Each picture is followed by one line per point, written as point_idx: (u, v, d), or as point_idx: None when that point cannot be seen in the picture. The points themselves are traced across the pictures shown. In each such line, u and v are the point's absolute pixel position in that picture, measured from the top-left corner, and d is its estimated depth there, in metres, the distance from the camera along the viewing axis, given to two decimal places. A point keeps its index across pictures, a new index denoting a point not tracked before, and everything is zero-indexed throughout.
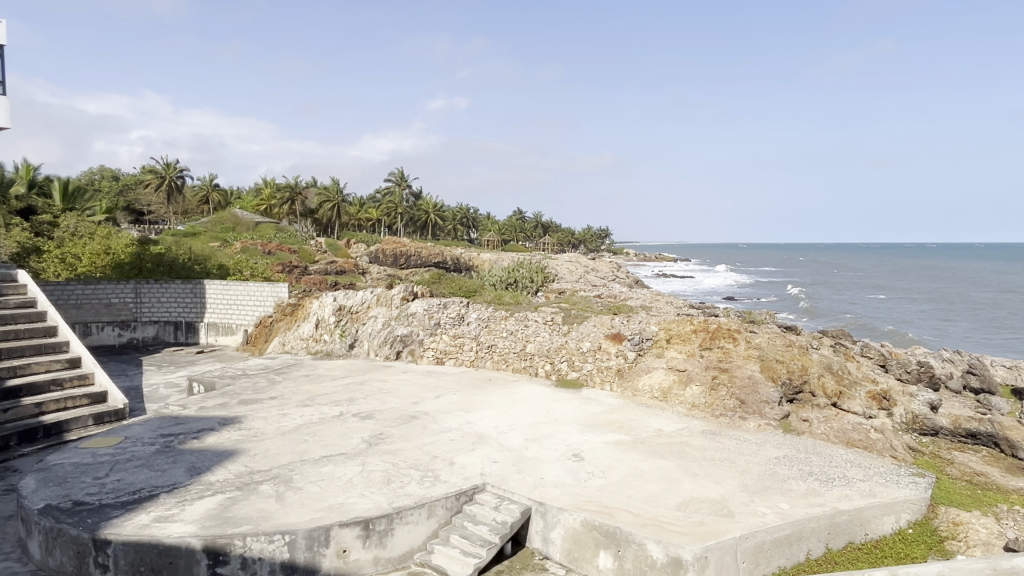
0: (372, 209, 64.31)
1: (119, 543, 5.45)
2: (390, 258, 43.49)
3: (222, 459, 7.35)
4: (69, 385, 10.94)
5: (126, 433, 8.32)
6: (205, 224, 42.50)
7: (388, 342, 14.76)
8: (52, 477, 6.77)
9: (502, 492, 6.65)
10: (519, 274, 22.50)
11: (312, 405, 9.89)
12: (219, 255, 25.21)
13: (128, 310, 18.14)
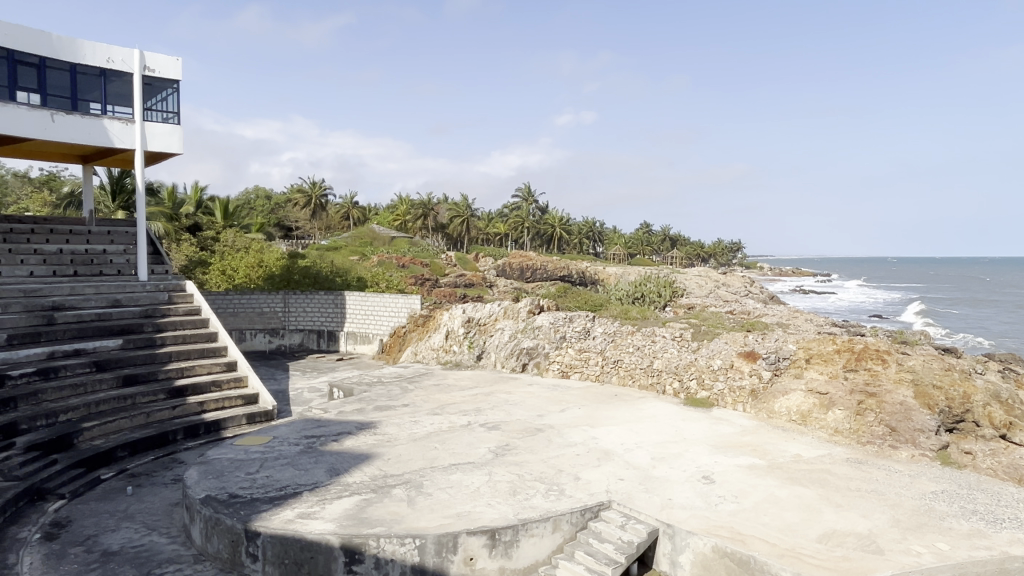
0: (499, 224, 65.82)
1: (267, 535, 5.87)
2: (517, 272, 44.31)
3: (359, 462, 7.74)
4: (226, 386, 11.99)
5: (274, 433, 8.96)
6: (346, 239, 45.33)
7: (515, 355, 14.98)
8: (211, 470, 7.42)
9: (628, 511, 6.51)
10: (647, 288, 22.08)
11: (441, 414, 10.21)
12: (359, 268, 26.66)
13: (277, 318, 19.69)
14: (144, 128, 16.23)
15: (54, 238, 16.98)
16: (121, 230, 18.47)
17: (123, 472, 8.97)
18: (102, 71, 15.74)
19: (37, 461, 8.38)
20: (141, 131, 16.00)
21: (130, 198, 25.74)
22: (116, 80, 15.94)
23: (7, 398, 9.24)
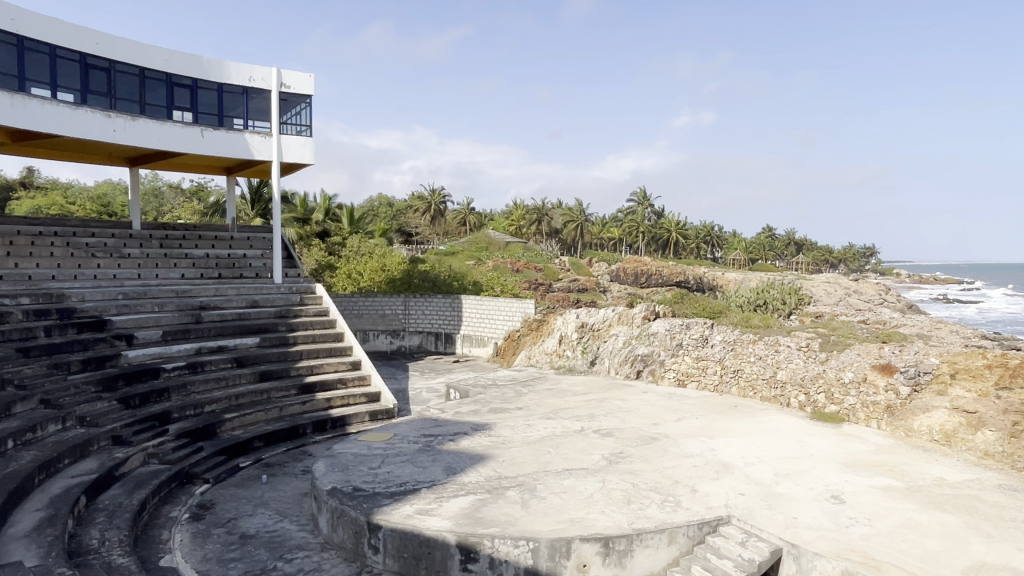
0: (614, 229, 65.23)
1: (388, 528, 6.12)
2: (631, 277, 43.70)
3: (475, 462, 7.91)
4: (351, 384, 12.63)
5: (395, 430, 9.33)
6: (463, 244, 46.50)
7: (629, 361, 14.78)
8: (337, 463, 7.85)
9: (749, 527, 6.24)
10: (770, 295, 21.12)
11: (555, 418, 10.24)
12: (475, 273, 27.28)
13: (397, 321, 20.57)
14: (281, 141, 17.64)
15: (203, 243, 18.58)
16: (259, 236, 19.93)
17: (259, 461, 9.64)
18: (244, 90, 17.30)
19: (187, 447, 9.19)
20: (278, 144, 17.45)
21: (267, 207, 27.74)
22: (256, 97, 17.46)
23: (163, 389, 10.21)
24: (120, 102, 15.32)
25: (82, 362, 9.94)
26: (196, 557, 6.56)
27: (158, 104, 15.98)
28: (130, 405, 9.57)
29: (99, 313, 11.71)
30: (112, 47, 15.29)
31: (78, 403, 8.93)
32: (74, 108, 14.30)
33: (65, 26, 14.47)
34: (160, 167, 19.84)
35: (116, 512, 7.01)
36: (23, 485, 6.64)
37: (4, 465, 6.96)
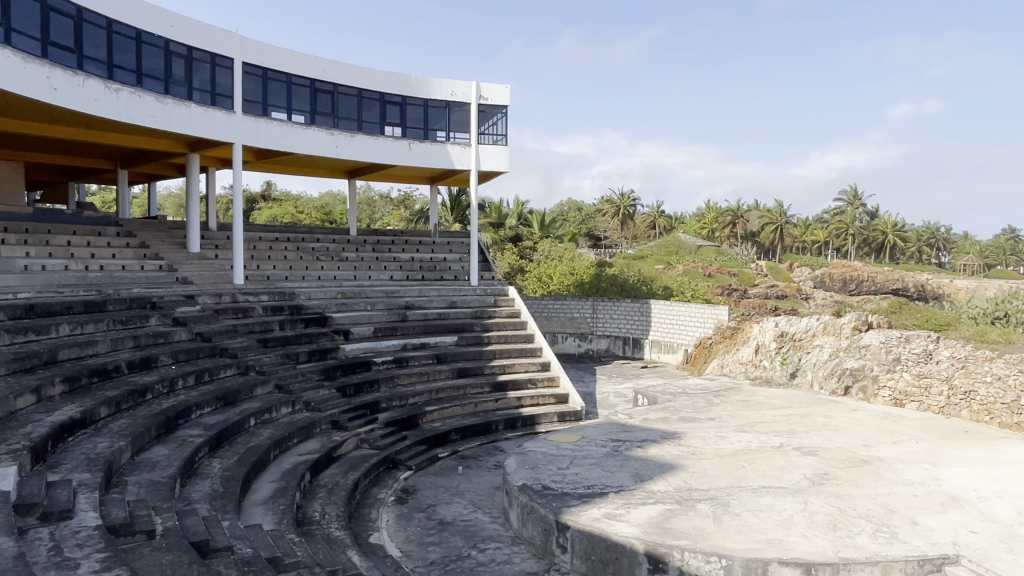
0: (819, 232, 60.45)
1: (576, 529, 6.20)
2: (838, 283, 40.20)
3: (664, 471, 7.74)
4: (541, 385, 12.96)
5: (583, 433, 9.43)
6: (653, 248, 45.75)
7: (835, 375, 13.63)
8: (527, 461, 8.09)
9: (983, 570, 5.46)
10: (1013, 306, 18.33)
11: (750, 432, 9.72)
12: (666, 277, 26.74)
13: (586, 324, 20.75)
14: (478, 150, 18.63)
15: (408, 248, 20.12)
16: (458, 241, 21.15)
17: (455, 453, 10.22)
18: (447, 103, 18.45)
19: (393, 435, 9.99)
20: (476, 154, 18.43)
21: (465, 213, 29.45)
22: (457, 110, 18.58)
23: (373, 380, 11.20)
24: (341, 121, 17.14)
25: (308, 353, 11.21)
26: (400, 537, 7.12)
27: (372, 121, 17.64)
28: (346, 393, 10.61)
29: (322, 310, 13.14)
30: (337, 72, 17.06)
31: (304, 389, 10.10)
32: (304, 127, 16.26)
33: (300, 56, 16.45)
34: (374, 178, 21.81)
35: (334, 490, 7.82)
36: (262, 458, 7.65)
37: (248, 440, 8.06)
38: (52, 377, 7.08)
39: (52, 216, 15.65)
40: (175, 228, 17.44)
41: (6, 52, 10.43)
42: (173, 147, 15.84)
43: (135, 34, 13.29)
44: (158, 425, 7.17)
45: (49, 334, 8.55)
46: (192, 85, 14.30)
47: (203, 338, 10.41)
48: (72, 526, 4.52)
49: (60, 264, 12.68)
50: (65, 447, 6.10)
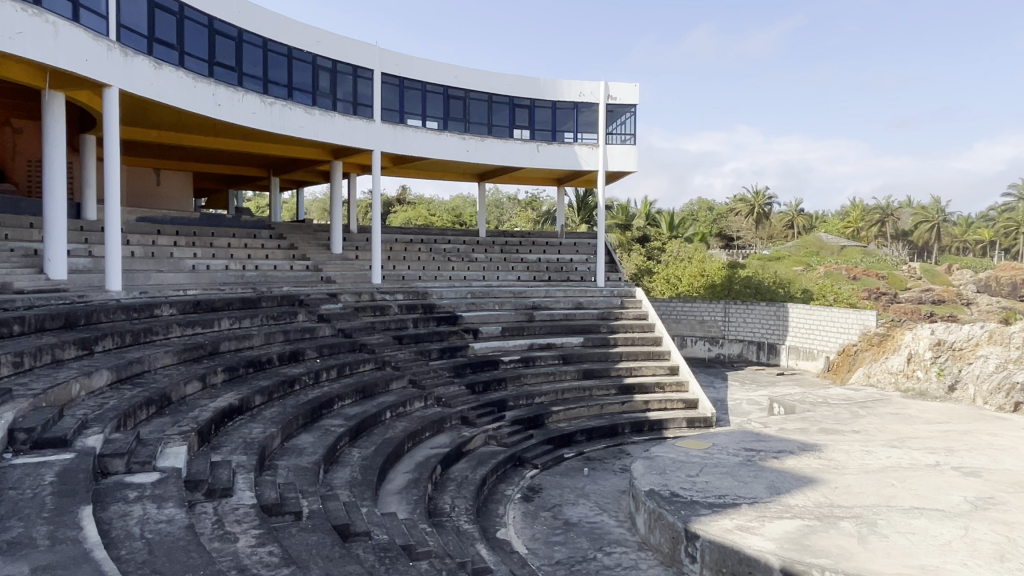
0: (983, 230, 54.78)
1: (706, 539, 6.00)
2: (1006, 287, 36.22)
3: (803, 485, 7.32)
4: (669, 389, 12.67)
5: (714, 440, 9.12)
6: (791, 249, 43.39)
7: (1002, 390, 12.31)
8: (655, 466, 7.94)
9: None
10: None
11: (901, 447, 8.97)
12: (804, 280, 25.33)
13: (717, 328, 20.02)
14: (606, 150, 18.53)
15: (536, 249, 20.35)
16: (585, 242, 21.12)
17: (581, 454, 10.21)
18: (575, 104, 18.50)
19: (520, 433, 10.13)
20: (603, 154, 18.32)
21: (592, 215, 29.46)
22: (586, 110, 18.59)
23: (501, 378, 11.42)
24: (472, 125, 17.63)
25: (440, 350, 11.62)
26: (527, 535, 7.21)
27: (502, 124, 18.00)
28: (475, 391, 10.90)
29: (453, 309, 13.56)
30: (469, 78, 17.56)
31: (436, 384, 10.47)
32: (438, 133, 16.87)
33: (435, 64, 17.07)
34: (502, 181, 22.26)
35: (463, 483, 8.05)
36: (397, 450, 8.02)
37: (384, 432, 8.48)
38: (215, 367, 7.79)
39: (215, 220, 17.21)
40: (320, 231, 18.65)
41: (180, 74, 11.78)
42: (319, 155, 16.95)
43: (287, 51, 14.38)
44: (305, 414, 7.70)
45: (213, 327, 9.44)
46: (336, 97, 15.27)
47: (344, 333, 11.06)
48: (233, 503, 4.96)
49: (223, 264, 13.95)
50: (226, 431, 6.70)
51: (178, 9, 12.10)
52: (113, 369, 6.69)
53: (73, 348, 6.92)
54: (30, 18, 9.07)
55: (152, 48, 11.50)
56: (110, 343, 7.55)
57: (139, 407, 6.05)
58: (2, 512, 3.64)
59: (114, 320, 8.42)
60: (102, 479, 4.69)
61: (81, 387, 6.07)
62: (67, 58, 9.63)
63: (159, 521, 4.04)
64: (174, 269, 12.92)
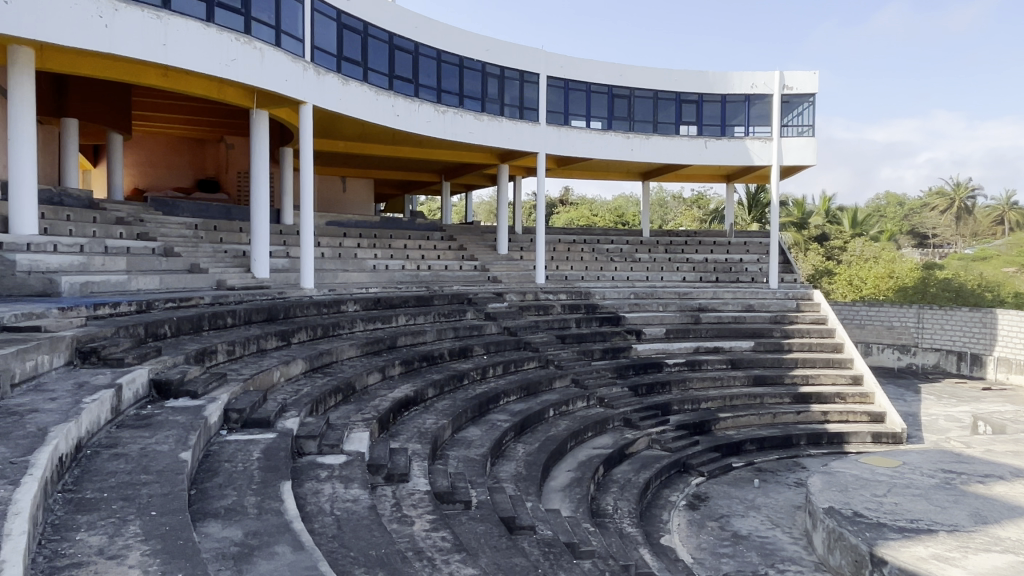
0: None
1: (895, 566, 5.47)
2: None
3: (1016, 515, 6.45)
4: (851, 400, 11.72)
5: (905, 459, 8.30)
6: (999, 248, 38.38)
7: None
8: (834, 482, 7.37)
9: None
10: None
11: None
12: (1018, 282, 22.26)
13: (909, 335, 18.09)
14: (781, 143, 17.49)
15: (702, 249, 19.65)
16: (756, 241, 20.07)
17: (752, 465, 9.72)
18: (746, 96, 17.70)
19: (685, 439, 9.83)
20: (777, 147, 17.33)
21: (763, 213, 27.88)
22: (758, 102, 17.71)
23: (665, 381, 11.17)
24: (637, 124, 17.41)
25: (602, 351, 11.58)
26: (692, 543, 7.00)
27: (668, 121, 17.60)
28: (638, 393, 10.74)
29: (615, 310, 13.47)
30: (634, 76, 17.36)
31: (599, 385, 10.46)
32: (602, 133, 16.84)
33: (600, 64, 17.06)
34: (668, 179, 21.77)
35: (626, 486, 7.97)
36: (560, 448, 8.12)
37: (547, 429, 8.63)
38: (393, 360, 8.35)
39: (392, 223, 18.42)
40: (487, 232, 19.32)
41: (364, 89, 12.82)
42: (487, 159, 17.57)
43: (458, 61, 15.07)
44: (473, 408, 8.03)
45: (391, 323, 10.12)
46: (504, 102, 15.76)
47: (510, 332, 11.38)
48: (409, 489, 5.28)
49: (399, 264, 14.88)
50: (402, 420, 7.16)
51: (363, 28, 13.12)
52: (307, 358, 7.39)
53: (275, 339, 7.73)
54: (242, 46, 10.30)
55: (341, 66, 12.56)
56: (305, 336, 8.35)
57: (329, 394, 6.63)
58: (220, 480, 4.14)
59: (307, 315, 9.30)
60: (298, 458, 5.19)
61: (281, 374, 6.77)
62: (271, 79, 10.80)
63: (346, 500, 4.41)
64: (358, 268, 13.99)
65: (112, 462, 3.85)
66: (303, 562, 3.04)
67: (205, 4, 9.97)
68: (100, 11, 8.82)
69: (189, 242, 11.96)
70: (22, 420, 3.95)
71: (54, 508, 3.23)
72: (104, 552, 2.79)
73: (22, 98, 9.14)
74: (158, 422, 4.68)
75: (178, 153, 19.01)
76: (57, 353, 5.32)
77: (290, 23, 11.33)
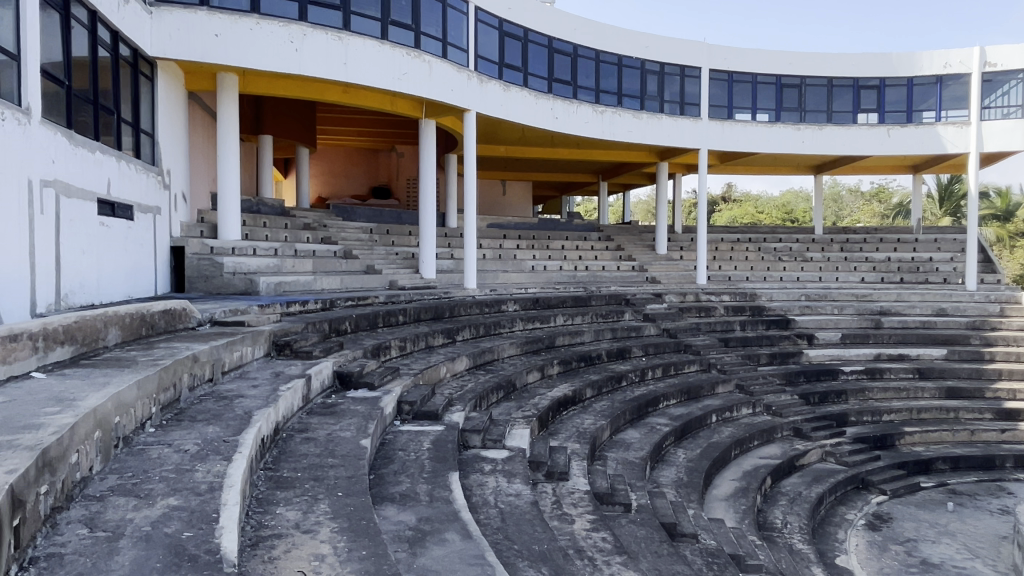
0: None
1: None
2: None
3: None
4: None
5: None
6: None
7: None
8: None
9: None
10: None
11: None
12: None
13: None
14: (981, 127, 15.60)
15: (883, 247, 18.01)
16: (949, 238, 18.06)
17: (944, 486, 8.73)
18: (939, 78, 16.10)
19: (864, 453, 9.05)
20: (977, 132, 15.49)
21: (959, 205, 25.30)
22: (953, 84, 16.01)
23: (841, 390, 10.36)
24: (809, 114, 16.31)
25: (769, 356, 10.99)
26: (873, 567, 6.41)
27: (845, 110, 16.34)
28: (810, 401, 10.06)
29: (784, 313, 12.71)
30: (806, 64, 16.29)
31: (766, 392, 9.91)
32: (770, 125, 15.97)
33: (768, 53, 16.17)
34: (844, 172, 20.20)
35: (796, 500, 7.49)
36: (724, 456, 7.82)
37: (710, 435, 8.35)
38: (552, 359, 8.48)
39: (550, 224, 18.68)
40: (645, 233, 19.02)
41: (524, 94, 13.15)
42: (646, 157, 17.29)
43: (617, 60, 14.98)
44: (632, 410, 7.94)
45: (549, 323, 10.28)
46: (663, 99, 15.42)
47: (670, 333, 11.12)
48: (569, 487, 5.33)
49: (557, 264, 15.05)
50: (561, 419, 7.24)
51: (523, 34, 13.44)
52: (471, 356, 7.71)
53: (441, 337, 8.14)
54: (412, 60, 10.94)
55: (502, 73, 12.95)
56: (468, 334, 8.70)
57: (491, 391, 6.86)
58: (394, 467, 4.44)
59: (470, 314, 9.69)
60: (464, 450, 5.43)
61: (446, 370, 7.11)
62: (438, 89, 11.36)
63: (509, 495, 4.54)
64: (517, 269, 14.33)
65: (304, 445, 4.25)
66: (471, 550, 3.17)
67: (380, 23, 10.70)
68: (291, 37, 9.78)
69: (365, 245, 12.89)
70: (231, 404, 4.47)
71: (258, 484, 3.63)
72: (299, 526, 3.09)
73: (229, 119, 10.34)
74: (341, 411, 5.11)
75: (355, 162, 20.56)
76: (258, 345, 5.97)
77: (455, 34, 11.87)
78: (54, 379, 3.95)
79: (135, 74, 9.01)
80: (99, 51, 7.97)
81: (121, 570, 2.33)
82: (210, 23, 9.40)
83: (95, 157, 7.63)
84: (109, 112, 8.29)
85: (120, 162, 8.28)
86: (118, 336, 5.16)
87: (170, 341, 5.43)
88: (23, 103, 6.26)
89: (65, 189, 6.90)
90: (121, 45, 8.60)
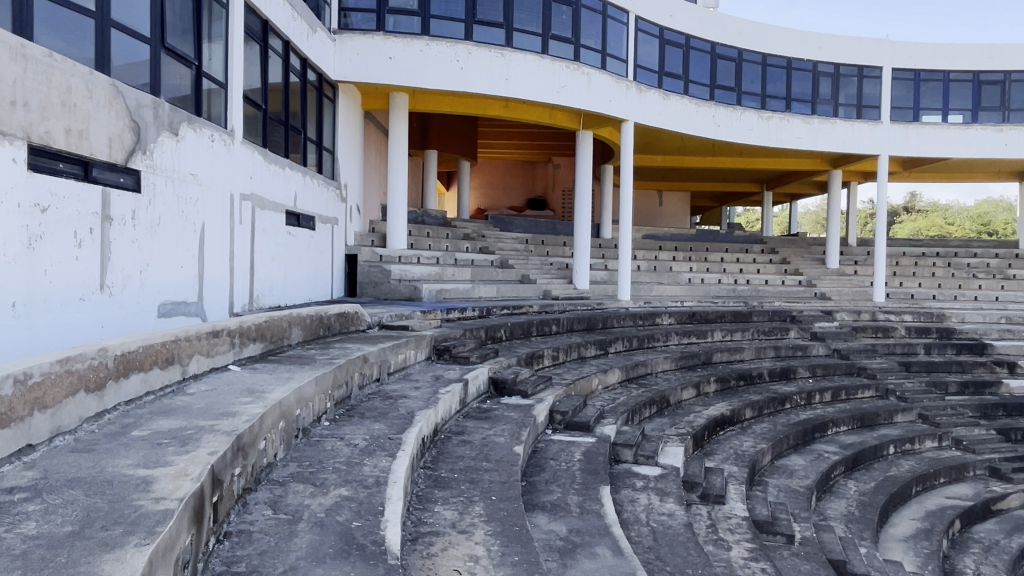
0: None
1: None
2: None
3: None
4: None
5: None
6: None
7: None
8: None
9: None
10: None
11: None
12: None
13: None
14: None
15: None
16: None
17: None
18: None
19: None
20: None
21: None
22: None
23: None
24: (1014, 113, 14.50)
25: (961, 385, 9.82)
26: None
27: None
28: (1011, 438, 8.84)
29: (979, 337, 11.31)
30: (1010, 57, 14.51)
31: (955, 424, 8.88)
32: (964, 127, 14.38)
33: (964, 46, 14.55)
34: None
35: (993, 548, 6.56)
36: (903, 492, 7.10)
37: (886, 469, 7.61)
38: (709, 377, 8.14)
39: (709, 236, 18.05)
40: (814, 245, 17.78)
41: (683, 102, 12.84)
42: (816, 164, 16.20)
43: (786, 63, 14.20)
44: (796, 435, 7.43)
45: (707, 338, 9.91)
46: (838, 102, 14.37)
47: (840, 354, 10.32)
48: (725, 512, 5.07)
49: (715, 278, 14.45)
50: (718, 439, 6.94)
51: (685, 42, 13.14)
52: (624, 368, 7.60)
53: (594, 348, 8.10)
54: (571, 72, 11.06)
55: (662, 81, 12.75)
56: (621, 346, 8.61)
57: (644, 405, 6.72)
58: (546, 476, 4.47)
59: (624, 326, 9.59)
60: (616, 464, 5.37)
61: (599, 382, 7.07)
62: (597, 101, 11.39)
63: (662, 514, 4.41)
64: (673, 282, 13.94)
65: (461, 448, 4.40)
66: (622, 567, 3.10)
67: (541, 38, 10.96)
68: (457, 56, 10.25)
69: (521, 255, 13.17)
70: (396, 404, 4.74)
71: (419, 481, 3.81)
72: (455, 526, 3.20)
73: (400, 136, 11.02)
74: (497, 416, 5.24)
75: (514, 174, 21.11)
76: (420, 349, 6.28)
77: (616, 45, 11.87)
78: (248, 371, 4.41)
79: (320, 97, 9.87)
80: (290, 77, 8.83)
81: (298, 552, 2.53)
82: (385, 46, 10.11)
83: (285, 173, 8.43)
84: (298, 132, 9.16)
85: (305, 176, 9.10)
86: (300, 335, 5.65)
87: (344, 342, 5.88)
88: (229, 126, 7.08)
89: (260, 203, 7.70)
90: (309, 71, 9.48)
